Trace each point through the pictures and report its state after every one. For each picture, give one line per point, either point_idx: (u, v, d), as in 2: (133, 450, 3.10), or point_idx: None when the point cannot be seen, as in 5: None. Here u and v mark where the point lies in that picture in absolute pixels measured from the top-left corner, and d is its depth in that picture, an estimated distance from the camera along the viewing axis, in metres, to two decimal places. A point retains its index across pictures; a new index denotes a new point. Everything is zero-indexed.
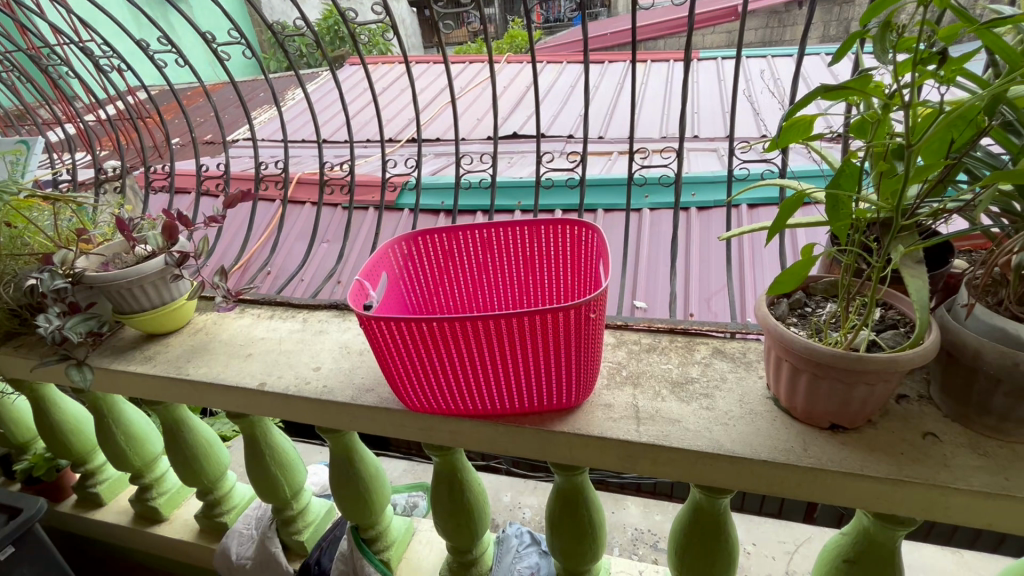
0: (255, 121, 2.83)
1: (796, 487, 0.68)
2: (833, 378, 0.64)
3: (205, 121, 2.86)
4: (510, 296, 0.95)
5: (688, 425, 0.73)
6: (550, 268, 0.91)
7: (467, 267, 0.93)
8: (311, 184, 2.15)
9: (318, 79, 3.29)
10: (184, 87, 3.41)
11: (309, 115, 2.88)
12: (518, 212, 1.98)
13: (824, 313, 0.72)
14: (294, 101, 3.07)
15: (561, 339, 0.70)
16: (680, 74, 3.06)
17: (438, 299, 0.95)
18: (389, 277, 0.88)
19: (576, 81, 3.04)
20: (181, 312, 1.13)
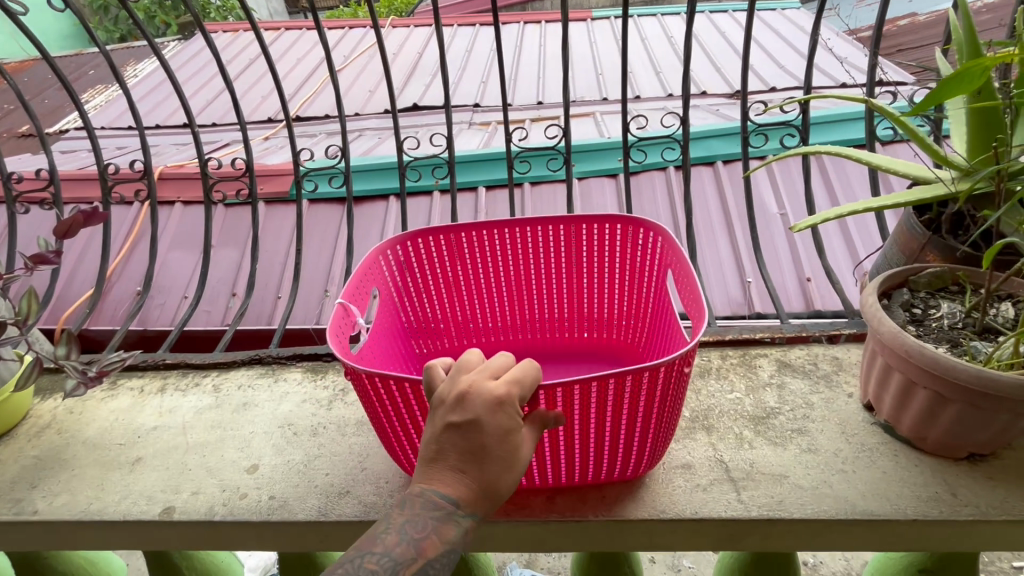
0: (86, 107, 2.19)
1: (949, 543, 0.54)
2: (1004, 408, 0.49)
3: (10, 110, 2.16)
4: (536, 307, 0.78)
5: (801, 482, 0.57)
6: (586, 274, 0.75)
7: (482, 274, 0.75)
8: (182, 181, 1.67)
9: (161, 51, 2.65)
10: None
11: (159, 93, 2.29)
12: (437, 195, 1.55)
13: (942, 313, 0.58)
14: (137, 78, 2.43)
15: (641, 402, 0.49)
16: (582, 34, 2.87)
17: (444, 316, 0.77)
18: (381, 293, 0.69)
19: (474, 44, 2.74)
20: (7, 407, 0.74)
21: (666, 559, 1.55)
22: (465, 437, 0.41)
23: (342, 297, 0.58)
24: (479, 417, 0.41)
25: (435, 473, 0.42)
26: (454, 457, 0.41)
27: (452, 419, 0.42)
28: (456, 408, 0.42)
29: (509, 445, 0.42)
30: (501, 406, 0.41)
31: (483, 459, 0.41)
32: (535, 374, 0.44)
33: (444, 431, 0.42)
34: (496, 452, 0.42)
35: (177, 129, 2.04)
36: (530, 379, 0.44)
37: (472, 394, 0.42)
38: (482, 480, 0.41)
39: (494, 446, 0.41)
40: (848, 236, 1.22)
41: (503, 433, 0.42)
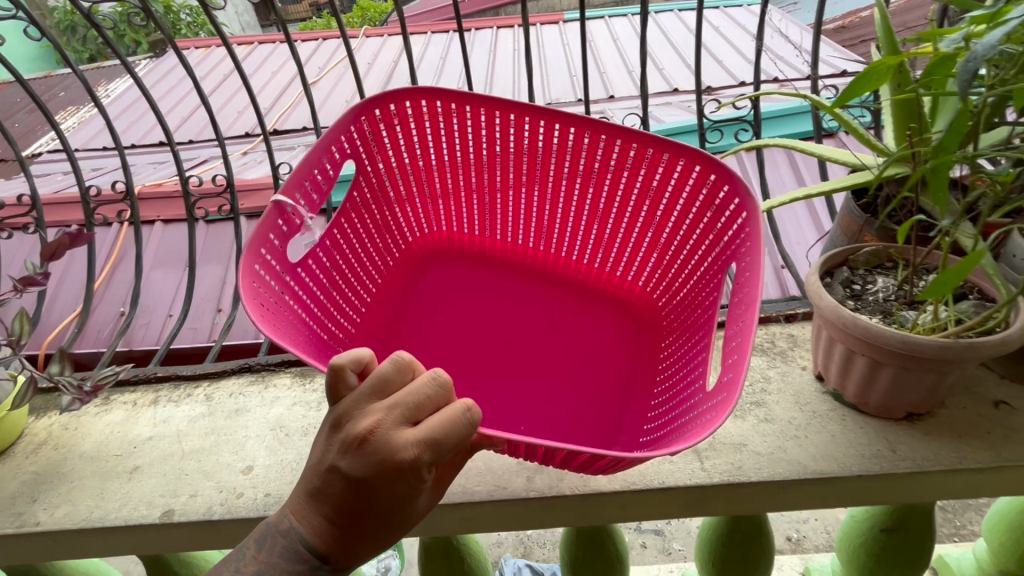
0: (63, 127, 2.21)
1: (893, 495, 0.59)
2: (928, 369, 0.55)
3: None
4: (514, 195, 0.86)
5: (757, 448, 0.61)
6: (566, 173, 0.82)
7: (462, 151, 0.83)
8: (161, 200, 1.69)
9: (134, 69, 2.66)
10: None
11: (133, 112, 2.30)
12: None
13: (878, 289, 0.63)
14: (113, 97, 2.44)
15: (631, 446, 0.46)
16: (554, 38, 2.93)
17: (418, 181, 0.88)
18: (354, 157, 0.79)
19: (448, 52, 2.78)
20: (6, 425, 0.76)
21: (657, 543, 1.62)
22: (351, 489, 0.42)
23: (297, 170, 0.66)
24: (370, 479, 0.41)
25: (308, 511, 0.43)
26: (330, 507, 0.43)
27: (342, 467, 0.42)
28: (350, 455, 0.41)
29: (398, 506, 0.43)
30: (395, 475, 0.41)
31: (359, 517, 0.43)
32: (461, 435, 0.42)
33: (330, 471, 0.42)
34: (381, 510, 0.42)
35: (155, 148, 2.05)
36: (450, 441, 0.42)
37: (372, 447, 0.41)
38: (358, 533, 0.43)
39: (377, 505, 0.42)
40: (814, 216, 1.30)
41: (390, 498, 0.42)
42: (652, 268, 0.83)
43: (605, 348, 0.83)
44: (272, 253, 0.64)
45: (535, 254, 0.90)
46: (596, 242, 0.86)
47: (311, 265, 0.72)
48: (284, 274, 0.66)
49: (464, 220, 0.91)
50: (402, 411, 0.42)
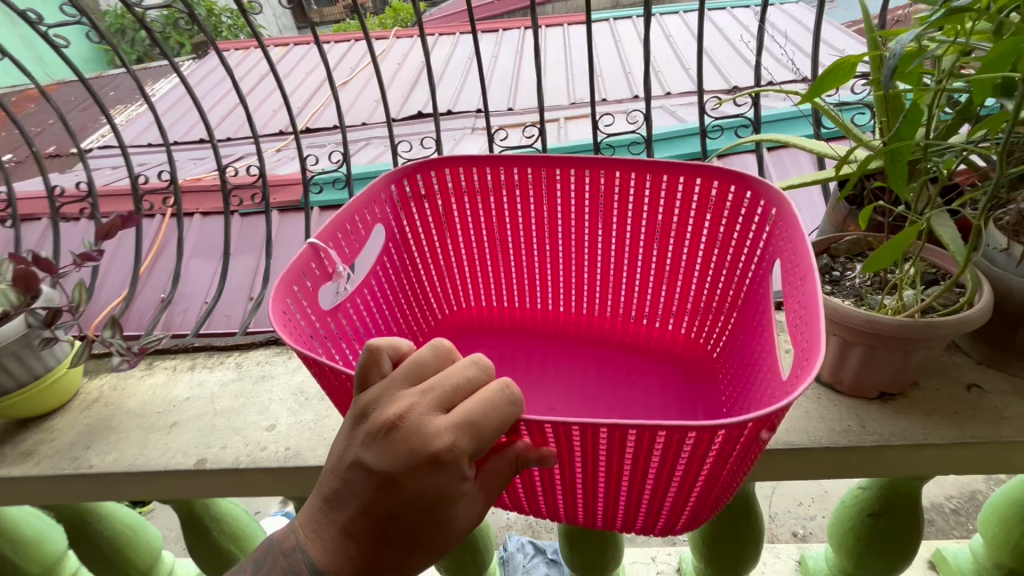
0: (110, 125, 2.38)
1: (862, 468, 0.62)
2: (893, 348, 0.58)
3: (44, 130, 2.36)
4: (547, 238, 0.89)
5: None
6: (602, 218, 0.84)
7: (492, 199, 0.85)
8: (201, 193, 1.81)
9: (178, 71, 2.82)
10: (10, 91, 2.80)
11: (177, 110, 2.45)
12: None
13: (856, 275, 0.67)
14: (156, 97, 2.61)
15: (695, 453, 0.48)
16: (576, 39, 2.98)
17: (446, 247, 0.92)
18: (383, 227, 0.81)
19: (472, 53, 2.86)
20: (65, 382, 0.86)
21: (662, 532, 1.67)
22: (373, 483, 0.43)
23: (333, 220, 0.69)
24: (395, 469, 0.42)
25: (336, 516, 0.46)
26: (355, 507, 0.45)
27: (364, 458, 0.43)
28: (376, 451, 0.43)
29: (428, 516, 0.44)
30: (422, 465, 0.42)
31: (385, 514, 0.44)
32: (498, 422, 0.43)
33: (353, 465, 0.44)
34: (411, 516, 0.43)
35: (196, 144, 2.19)
36: (485, 428, 0.43)
37: (401, 434, 0.42)
38: (389, 542, 0.45)
39: (405, 503, 0.43)
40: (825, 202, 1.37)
41: (418, 491, 0.42)
42: (689, 308, 0.85)
43: (658, 383, 0.84)
44: (307, 297, 0.65)
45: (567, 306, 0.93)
46: (626, 287, 0.89)
47: (339, 315, 0.74)
48: (314, 321, 0.67)
49: (494, 280, 0.95)
50: (431, 396, 0.43)
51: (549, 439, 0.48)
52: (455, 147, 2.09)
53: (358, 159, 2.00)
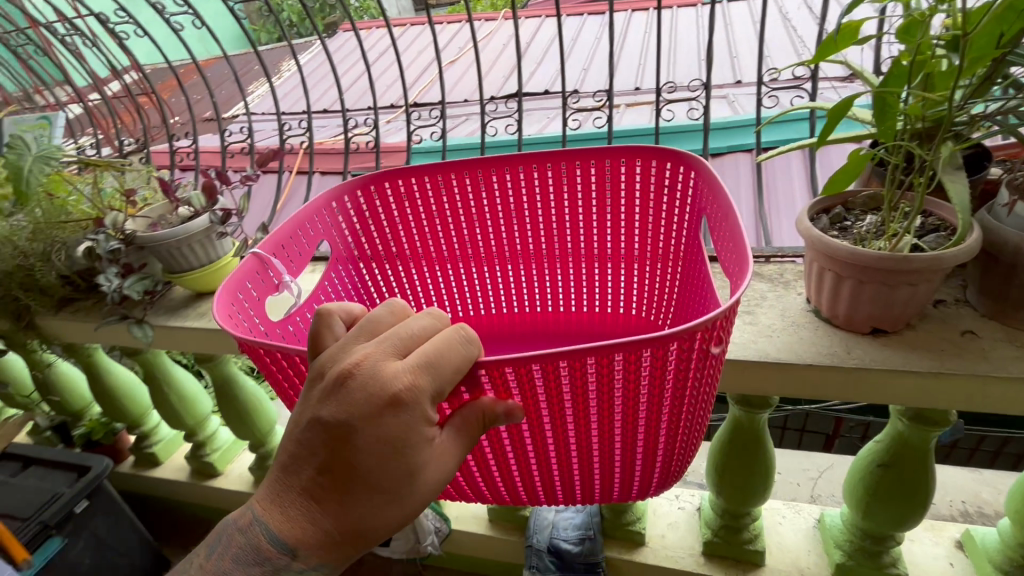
0: (251, 96, 2.84)
1: (842, 389, 0.72)
2: (877, 281, 0.67)
3: (201, 100, 2.88)
4: (496, 232, 1.05)
5: (734, 338, 0.78)
6: (548, 207, 1.01)
7: (441, 204, 1.02)
8: (324, 153, 2.16)
9: (307, 50, 3.24)
10: (177, 63, 3.38)
11: (311, 83, 2.85)
12: None
13: (865, 224, 0.75)
14: (287, 73, 3.04)
15: (637, 386, 0.62)
16: (671, 23, 2.99)
17: (407, 255, 1.06)
18: (330, 239, 0.95)
19: (567, 37, 2.99)
20: (227, 270, 1.17)
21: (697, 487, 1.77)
22: (330, 434, 0.56)
23: (273, 236, 0.83)
24: (353, 418, 0.55)
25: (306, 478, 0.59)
26: (318, 465, 0.58)
27: (322, 413, 0.57)
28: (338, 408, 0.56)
29: (386, 469, 0.57)
30: (380, 407, 0.55)
31: (346, 462, 0.57)
32: (449, 372, 0.56)
33: (312, 423, 0.57)
34: (370, 467, 0.56)
35: (320, 112, 2.56)
36: (437, 379, 0.56)
37: (360, 387, 0.56)
38: (353, 494, 0.58)
39: (362, 446, 0.56)
40: None
41: (376, 433, 0.55)
42: (638, 277, 1.04)
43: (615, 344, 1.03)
44: (251, 299, 0.79)
45: (533, 306, 1.12)
46: (582, 263, 1.07)
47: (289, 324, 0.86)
48: (255, 320, 0.79)
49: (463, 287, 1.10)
50: (386, 346, 0.58)
51: (513, 394, 0.61)
52: (543, 125, 2.26)
53: (455, 133, 2.25)
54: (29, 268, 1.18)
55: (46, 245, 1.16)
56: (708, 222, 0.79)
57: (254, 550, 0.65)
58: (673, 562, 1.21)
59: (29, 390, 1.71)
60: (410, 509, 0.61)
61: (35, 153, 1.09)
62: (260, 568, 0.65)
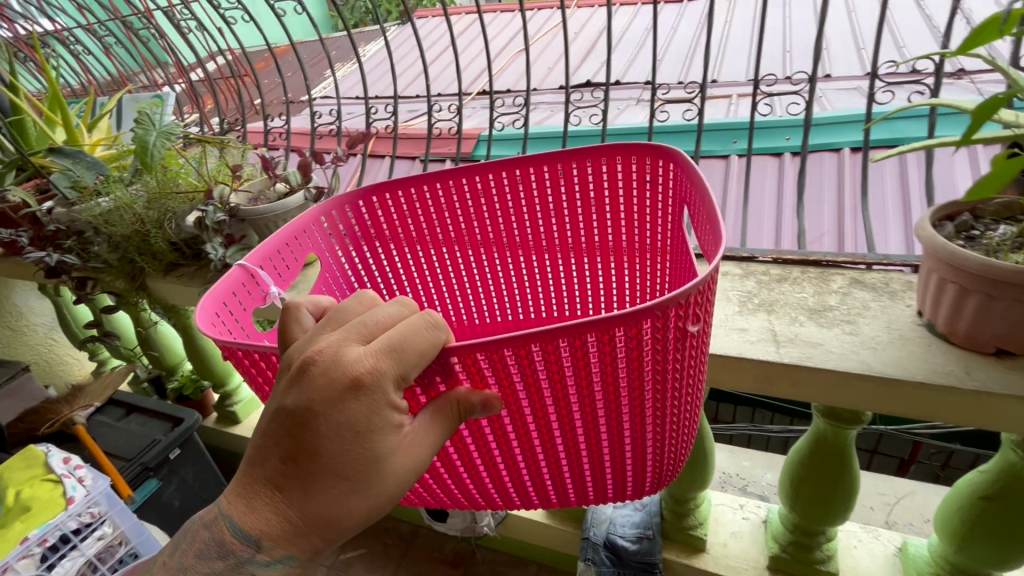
0: (333, 79, 2.97)
1: (956, 413, 0.67)
2: (1010, 298, 0.61)
3: (284, 82, 3.07)
4: (502, 227, 1.03)
5: (832, 348, 0.74)
6: (551, 202, 0.99)
7: (445, 199, 1.00)
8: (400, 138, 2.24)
9: (386, 35, 3.34)
10: (266, 48, 3.58)
11: (381, 70, 2.95)
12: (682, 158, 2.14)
13: (997, 234, 0.68)
14: (365, 57, 3.15)
15: (619, 384, 0.57)
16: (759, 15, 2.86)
17: (415, 249, 1.06)
18: (318, 249, 0.97)
19: (647, 25, 2.92)
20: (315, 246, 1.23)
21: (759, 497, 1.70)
22: (293, 421, 0.54)
23: (258, 251, 0.86)
24: (314, 404, 0.53)
25: (270, 467, 0.57)
26: (283, 453, 0.56)
27: (284, 401, 0.54)
28: (300, 393, 0.54)
29: (350, 456, 0.54)
30: (342, 391, 0.53)
31: (307, 449, 0.55)
32: (416, 354, 0.52)
33: (276, 411, 0.55)
34: (336, 452, 0.54)
35: (393, 98, 2.64)
36: (403, 361, 0.53)
37: (322, 372, 0.53)
38: (318, 484, 0.55)
39: (324, 433, 0.53)
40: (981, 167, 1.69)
41: (341, 417, 0.53)
42: (627, 272, 1.03)
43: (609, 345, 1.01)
44: (234, 307, 0.80)
45: (546, 306, 1.11)
46: (583, 256, 1.05)
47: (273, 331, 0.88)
48: (239, 330, 0.81)
49: (477, 280, 1.10)
50: (350, 332, 0.56)
51: (490, 383, 0.57)
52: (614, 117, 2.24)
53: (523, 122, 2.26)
54: (144, 233, 1.29)
55: (158, 214, 1.28)
56: (688, 214, 0.77)
57: (218, 544, 0.63)
58: (732, 572, 1.18)
59: (133, 344, 1.89)
60: (379, 502, 0.59)
61: (158, 129, 1.25)
62: (224, 562, 0.63)
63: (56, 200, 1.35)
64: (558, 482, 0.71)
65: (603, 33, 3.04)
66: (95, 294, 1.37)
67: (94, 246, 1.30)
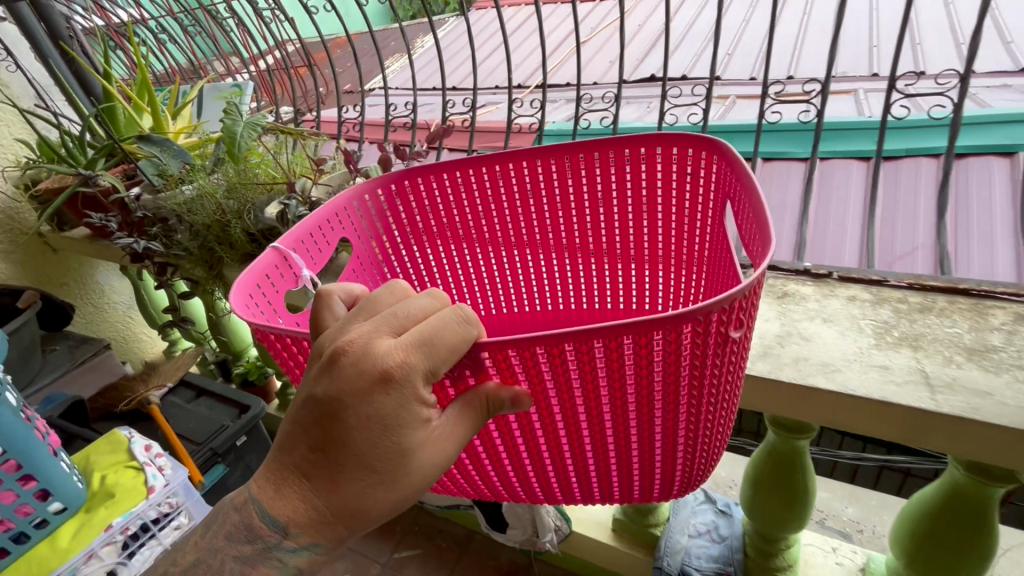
0: (392, 70, 2.98)
1: None
2: None
3: (343, 73, 3.10)
4: (544, 216, 0.95)
5: (1004, 400, 0.64)
6: (598, 190, 0.91)
7: (489, 184, 0.94)
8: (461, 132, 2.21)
9: (444, 27, 3.32)
10: (327, 39, 3.63)
11: (442, 61, 2.93)
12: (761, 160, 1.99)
13: None
14: (424, 48, 3.14)
15: (665, 388, 0.51)
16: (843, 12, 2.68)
17: (456, 236, 1.00)
18: (353, 234, 0.93)
19: (721, 18, 2.77)
20: None
21: (838, 532, 1.57)
22: (321, 412, 0.49)
23: (292, 231, 0.83)
24: (341, 396, 0.48)
25: (295, 457, 0.53)
26: (310, 443, 0.51)
27: (313, 390, 0.49)
28: (327, 384, 0.48)
29: (378, 451, 0.49)
30: (370, 383, 0.47)
31: (333, 441, 0.50)
32: (450, 348, 0.47)
33: (305, 400, 0.51)
34: (363, 446, 0.49)
35: (450, 90, 2.63)
36: (435, 355, 0.47)
37: (349, 363, 0.48)
38: (344, 477, 0.51)
39: (351, 425, 0.48)
40: None
41: (368, 412, 0.48)
42: (661, 280, 0.94)
43: (648, 350, 0.92)
44: (268, 289, 0.77)
45: (581, 300, 1.02)
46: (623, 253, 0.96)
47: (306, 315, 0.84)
48: (274, 313, 0.78)
49: (514, 272, 1.03)
50: (380, 322, 0.50)
51: (521, 378, 0.51)
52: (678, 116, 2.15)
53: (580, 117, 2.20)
54: (224, 223, 1.27)
55: (237, 206, 1.25)
56: (731, 211, 0.69)
57: (246, 526, 0.59)
58: None
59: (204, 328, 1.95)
60: (404, 498, 0.53)
61: (244, 119, 1.27)
62: (252, 545, 0.59)
63: (142, 186, 1.38)
64: (587, 487, 0.66)
65: (669, 25, 2.90)
66: (173, 279, 1.43)
67: (176, 234, 1.30)
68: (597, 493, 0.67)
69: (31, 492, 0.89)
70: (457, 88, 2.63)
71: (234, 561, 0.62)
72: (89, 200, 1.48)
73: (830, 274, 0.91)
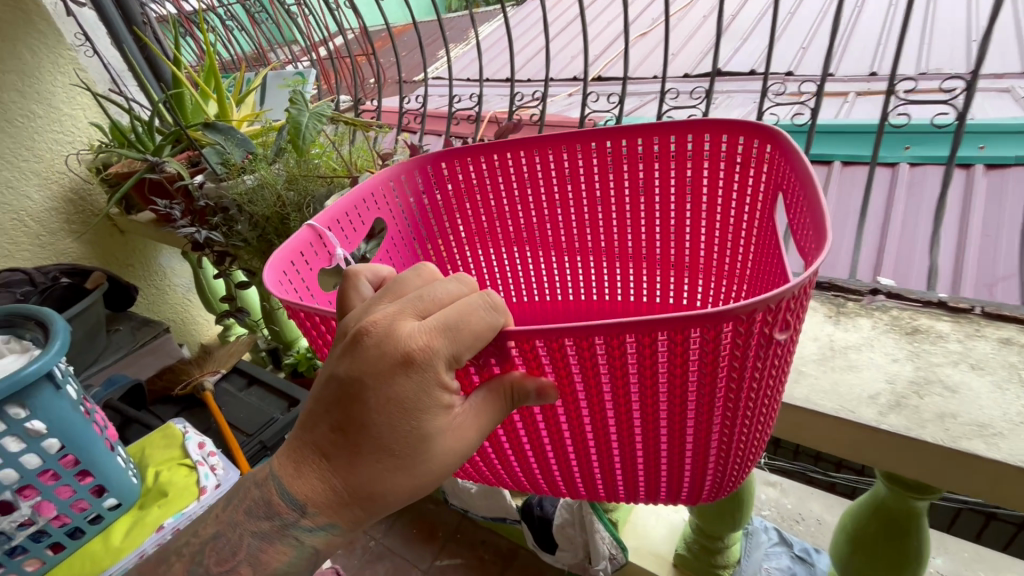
0: (443, 62, 2.95)
1: None
2: None
3: (394, 62, 3.09)
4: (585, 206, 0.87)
5: None
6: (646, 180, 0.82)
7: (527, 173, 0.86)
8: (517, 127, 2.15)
9: (495, 19, 3.27)
10: (377, 29, 3.62)
11: (494, 52, 2.88)
12: (840, 163, 1.84)
13: None
14: (475, 40, 3.09)
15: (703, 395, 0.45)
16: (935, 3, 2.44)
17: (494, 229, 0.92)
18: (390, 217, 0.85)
19: (794, 10, 2.58)
20: None
21: None
22: (341, 393, 0.44)
23: (328, 209, 0.76)
24: (362, 377, 0.43)
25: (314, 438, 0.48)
26: (327, 426, 0.47)
27: (335, 370, 0.45)
28: (348, 364, 0.44)
29: (398, 438, 0.44)
30: (391, 365, 0.42)
31: (351, 426, 0.45)
32: (478, 333, 0.41)
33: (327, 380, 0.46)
34: (383, 432, 0.44)
35: (502, 82, 2.57)
36: (461, 338, 0.42)
37: (371, 343, 0.43)
38: (362, 463, 0.46)
39: (372, 409, 0.43)
40: None
41: (389, 395, 0.43)
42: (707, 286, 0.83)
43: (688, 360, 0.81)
44: (301, 268, 0.71)
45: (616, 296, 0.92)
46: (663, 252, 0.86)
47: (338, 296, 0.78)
48: (307, 293, 0.72)
49: (550, 271, 0.94)
50: (404, 303, 0.45)
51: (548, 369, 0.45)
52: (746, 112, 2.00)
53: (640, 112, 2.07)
54: (283, 215, 1.24)
55: (298, 197, 1.21)
56: (781, 203, 0.61)
57: (266, 502, 0.54)
58: None
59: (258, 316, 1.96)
60: (423, 485, 0.48)
61: (310, 110, 1.24)
62: (271, 522, 0.54)
63: (206, 174, 1.37)
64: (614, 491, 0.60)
65: (733, 18, 2.73)
66: (231, 268, 1.41)
67: (236, 224, 1.27)
68: (631, 496, 0.61)
69: (87, 489, 0.89)
70: (508, 80, 2.58)
71: (252, 537, 0.56)
72: (155, 186, 1.49)
73: (972, 308, 0.97)
